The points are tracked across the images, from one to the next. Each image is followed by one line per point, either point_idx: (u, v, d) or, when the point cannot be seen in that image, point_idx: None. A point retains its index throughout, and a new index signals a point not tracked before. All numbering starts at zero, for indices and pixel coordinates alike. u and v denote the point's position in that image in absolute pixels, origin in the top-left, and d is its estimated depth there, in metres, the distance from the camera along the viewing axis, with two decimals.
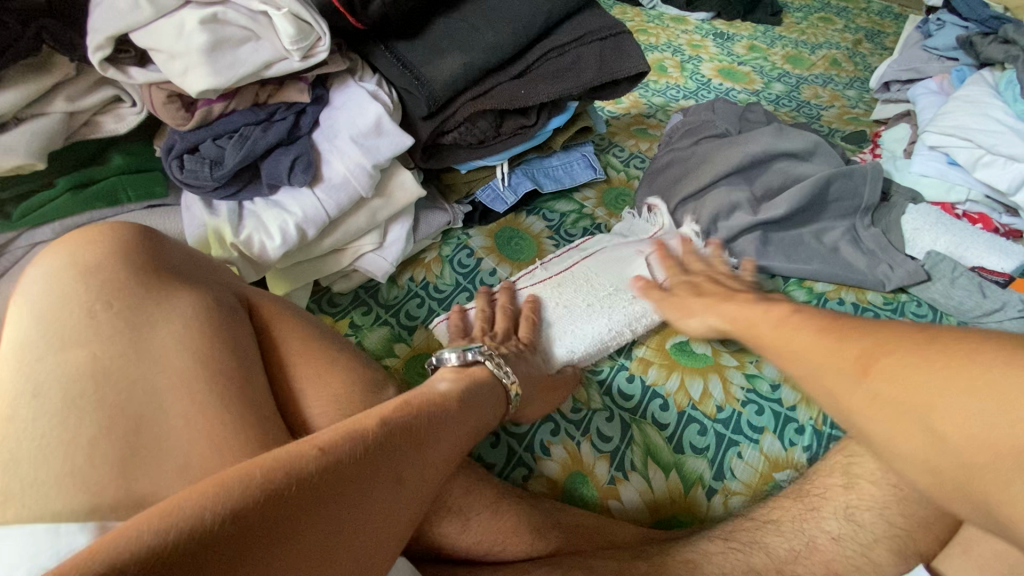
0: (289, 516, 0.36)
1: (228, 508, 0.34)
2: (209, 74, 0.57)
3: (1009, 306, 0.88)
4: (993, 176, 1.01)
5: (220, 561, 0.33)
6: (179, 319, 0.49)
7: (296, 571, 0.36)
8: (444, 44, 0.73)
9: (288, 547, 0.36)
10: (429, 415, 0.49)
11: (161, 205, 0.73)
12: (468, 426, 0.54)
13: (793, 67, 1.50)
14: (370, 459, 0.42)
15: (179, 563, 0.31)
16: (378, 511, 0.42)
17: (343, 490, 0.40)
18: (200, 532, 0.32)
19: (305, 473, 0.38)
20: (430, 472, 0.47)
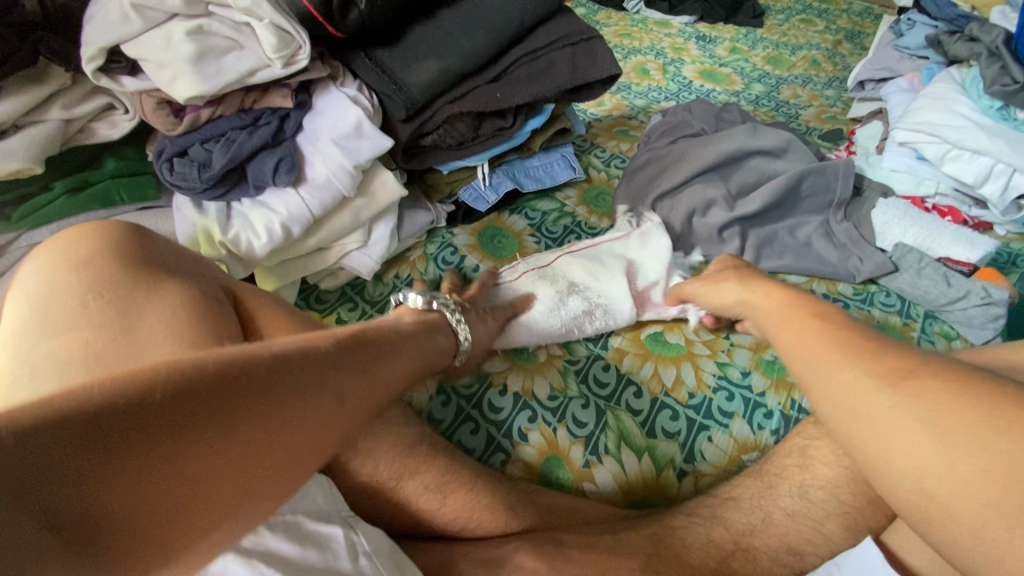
0: (246, 398, 0.40)
1: (193, 378, 0.37)
2: (196, 81, 0.61)
3: (972, 293, 0.91)
4: (960, 169, 1.05)
5: (182, 418, 0.36)
6: (166, 308, 0.52)
7: (248, 443, 0.39)
8: (421, 50, 0.77)
9: (242, 422, 0.39)
10: (369, 346, 0.55)
11: (154, 207, 0.77)
12: (412, 362, 0.61)
13: (773, 68, 1.54)
14: (312, 370, 0.46)
15: (147, 412, 0.34)
16: (329, 408, 0.46)
17: (286, 390, 0.43)
18: (167, 392, 0.36)
19: (258, 366, 0.42)
20: (370, 390, 0.51)
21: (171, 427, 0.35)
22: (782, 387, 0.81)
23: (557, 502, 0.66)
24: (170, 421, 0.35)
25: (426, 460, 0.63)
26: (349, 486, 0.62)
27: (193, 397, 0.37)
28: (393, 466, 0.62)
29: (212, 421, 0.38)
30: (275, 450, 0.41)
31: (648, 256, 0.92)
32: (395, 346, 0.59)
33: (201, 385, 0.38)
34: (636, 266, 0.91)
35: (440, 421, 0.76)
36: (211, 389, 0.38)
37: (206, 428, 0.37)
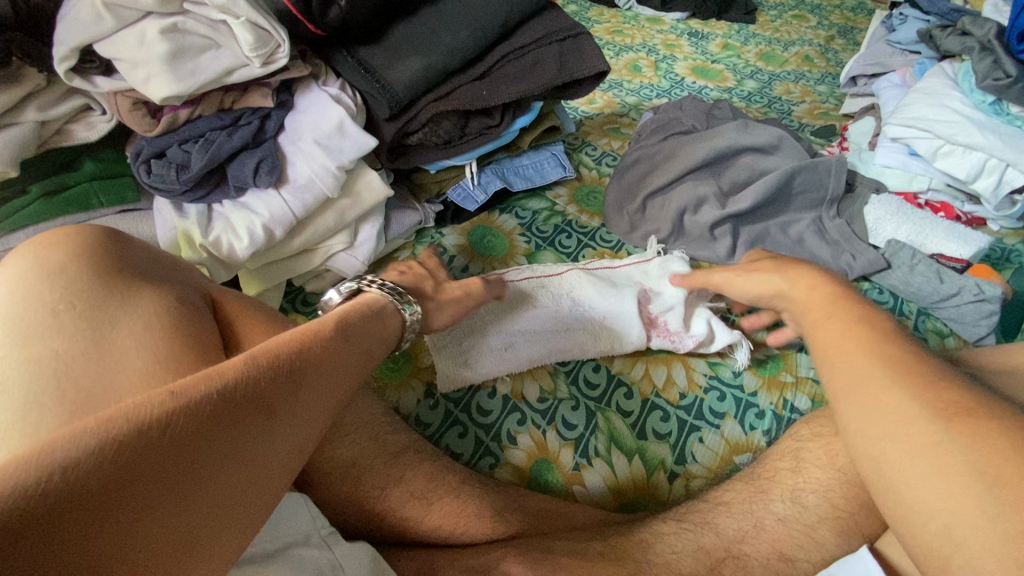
0: (214, 430, 0.38)
1: (148, 425, 0.35)
2: (172, 81, 0.60)
3: (965, 290, 0.90)
4: (953, 165, 1.05)
5: (148, 469, 0.34)
6: (140, 317, 0.51)
7: (226, 476, 0.38)
8: (405, 48, 0.75)
9: (216, 456, 0.38)
10: (309, 348, 0.49)
11: (134, 210, 0.75)
12: (370, 343, 0.58)
13: (765, 64, 1.53)
14: (238, 401, 0.41)
15: (109, 469, 0.32)
16: (300, 416, 0.45)
17: (207, 439, 0.37)
18: (125, 446, 0.33)
19: (220, 390, 0.40)
20: (337, 388, 0.50)
21: (54, 526, 0.29)
22: (774, 387, 0.80)
23: (545, 505, 0.65)
24: (54, 520, 0.30)
25: (412, 467, 0.63)
26: (332, 494, 0.60)
27: (79, 481, 0.31)
28: (378, 472, 0.61)
29: (179, 464, 0.36)
30: (252, 480, 0.40)
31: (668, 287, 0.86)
32: (338, 341, 0.53)
33: (87, 462, 0.32)
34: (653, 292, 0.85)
35: (428, 424, 0.75)
36: (168, 435, 0.36)
37: (172, 476, 0.35)
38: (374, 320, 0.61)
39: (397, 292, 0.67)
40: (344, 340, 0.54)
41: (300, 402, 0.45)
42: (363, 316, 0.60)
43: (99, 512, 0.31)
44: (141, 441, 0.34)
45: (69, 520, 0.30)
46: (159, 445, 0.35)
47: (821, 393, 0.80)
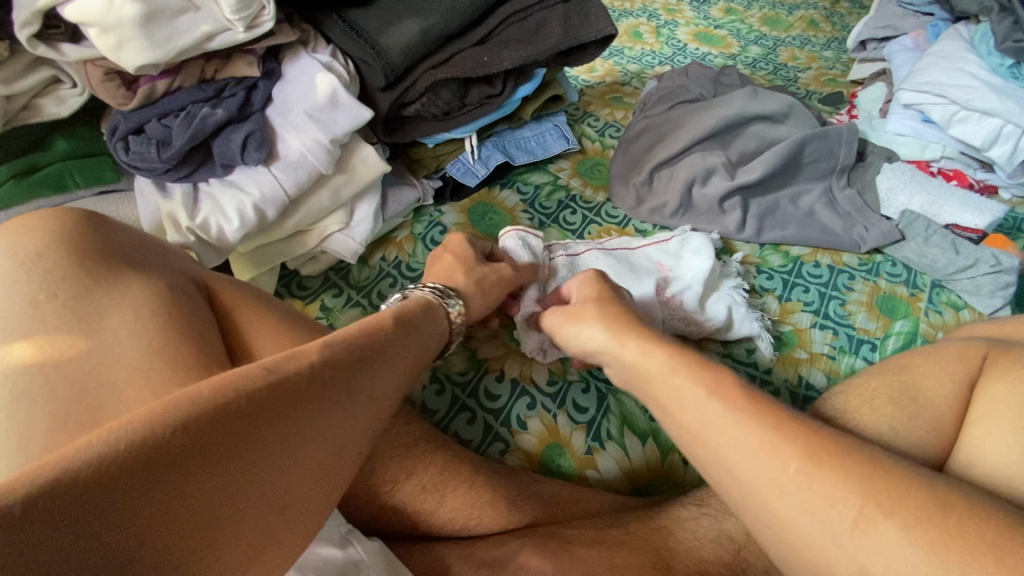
0: (246, 431, 0.36)
1: (180, 421, 0.34)
2: (146, 48, 0.55)
3: (981, 261, 0.88)
4: (968, 132, 1.01)
5: (174, 467, 0.33)
6: (129, 304, 0.47)
7: (251, 478, 0.36)
8: (399, 10, 0.70)
9: (244, 457, 0.36)
10: (385, 337, 0.49)
11: (113, 191, 0.70)
12: (421, 346, 0.54)
13: (770, 29, 1.47)
14: (302, 388, 0.40)
15: (132, 466, 0.31)
16: (339, 424, 0.42)
17: (236, 441, 0.35)
18: (152, 443, 0.32)
19: (256, 390, 0.37)
20: (384, 397, 0.46)
21: (165, 484, 0.32)
22: (788, 364, 0.80)
23: (558, 491, 0.63)
24: (110, 492, 0.30)
25: (425, 458, 0.60)
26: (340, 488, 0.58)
27: (187, 445, 0.33)
28: (390, 466, 0.59)
29: (206, 464, 0.34)
30: (281, 484, 0.38)
31: (685, 268, 0.82)
32: (400, 335, 0.51)
33: (196, 427, 0.34)
34: (671, 276, 0.82)
35: (434, 410, 0.72)
36: (197, 437, 0.34)
37: (197, 475, 0.33)
38: (430, 320, 0.58)
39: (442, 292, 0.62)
40: (413, 332, 0.54)
41: (383, 389, 0.46)
42: (423, 314, 0.57)
43: (204, 476, 0.34)
44: (223, 414, 0.35)
45: (152, 486, 0.32)
46: (256, 418, 0.37)
47: (835, 368, 0.80)
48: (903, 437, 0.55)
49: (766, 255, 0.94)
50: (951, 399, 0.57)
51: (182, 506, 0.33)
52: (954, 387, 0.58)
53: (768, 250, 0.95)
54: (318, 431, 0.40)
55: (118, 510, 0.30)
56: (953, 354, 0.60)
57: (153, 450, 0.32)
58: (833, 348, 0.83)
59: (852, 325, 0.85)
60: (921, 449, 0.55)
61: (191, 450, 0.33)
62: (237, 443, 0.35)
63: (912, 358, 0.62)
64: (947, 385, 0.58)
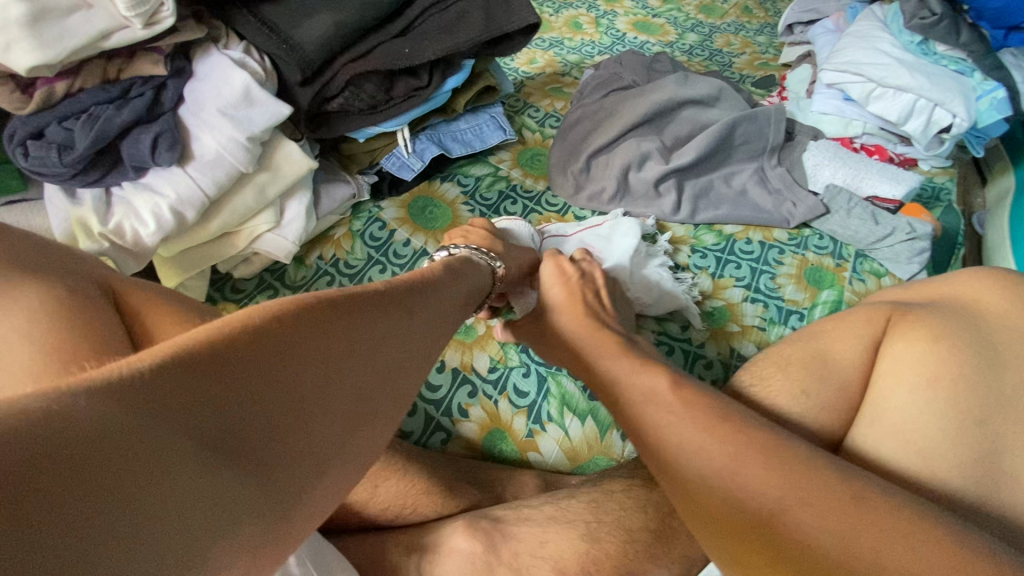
0: (322, 334, 0.42)
1: (271, 319, 0.40)
2: (35, 49, 0.53)
3: (898, 230, 0.93)
4: (885, 108, 1.06)
5: (270, 354, 0.38)
6: (23, 312, 0.46)
7: (328, 374, 0.41)
8: (311, 4, 0.69)
9: (320, 355, 0.41)
10: (414, 285, 0.55)
11: (21, 201, 0.67)
12: (458, 294, 0.60)
13: (706, 16, 1.50)
14: (360, 309, 0.46)
15: (239, 349, 0.37)
16: (390, 342, 0.47)
17: (316, 341, 0.41)
18: (251, 333, 0.38)
19: (327, 303, 0.44)
20: (426, 332, 0.52)
21: (260, 366, 0.37)
22: (721, 337, 0.83)
23: (498, 475, 0.66)
24: (221, 366, 0.35)
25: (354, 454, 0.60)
26: None
27: (278, 337, 0.39)
28: None
29: (291, 355, 0.39)
30: (352, 387, 0.42)
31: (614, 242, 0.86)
32: (436, 284, 0.58)
33: (284, 326, 0.40)
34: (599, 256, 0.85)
35: None
36: (285, 333, 0.40)
37: (285, 364, 0.39)
38: (472, 271, 0.66)
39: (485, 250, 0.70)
40: (449, 282, 0.60)
41: (414, 324, 0.51)
42: (466, 265, 0.66)
43: (264, 380, 0.37)
44: (303, 317, 0.42)
45: (252, 368, 0.37)
46: (330, 326, 0.43)
47: (765, 338, 0.84)
48: (813, 397, 0.59)
49: (701, 234, 0.97)
50: (857, 360, 0.60)
51: (268, 388, 0.37)
52: (860, 348, 0.61)
53: (702, 229, 0.98)
54: (360, 352, 0.44)
55: (194, 399, 0.33)
56: (861, 318, 0.62)
57: (243, 341, 0.37)
58: (763, 320, 0.86)
59: (781, 297, 0.89)
60: (829, 408, 0.58)
61: (267, 344, 0.38)
62: (312, 340, 0.41)
63: (824, 324, 0.64)
64: (855, 347, 0.61)
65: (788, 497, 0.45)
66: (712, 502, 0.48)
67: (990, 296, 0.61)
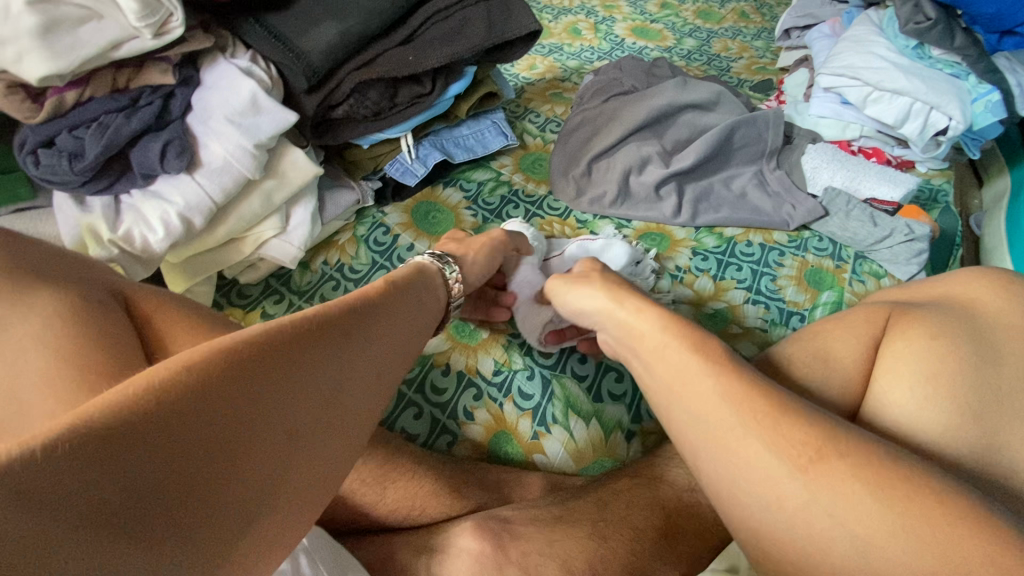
0: (257, 374, 0.39)
1: (198, 369, 0.36)
2: (47, 59, 0.54)
3: (897, 232, 0.94)
4: (882, 111, 1.07)
5: (195, 409, 0.35)
6: (38, 318, 0.47)
7: (264, 419, 0.38)
8: (317, 13, 0.71)
9: (254, 401, 0.38)
10: (364, 301, 0.51)
11: (31, 209, 0.68)
12: (410, 307, 0.57)
13: (704, 21, 1.51)
14: (304, 339, 0.43)
15: (158, 410, 0.33)
16: (340, 371, 0.45)
17: (248, 386, 0.38)
18: (174, 389, 0.35)
19: (263, 340, 0.41)
20: (377, 353, 0.50)
21: (185, 425, 0.34)
22: (724, 339, 0.85)
23: (504, 476, 0.67)
24: (136, 434, 0.32)
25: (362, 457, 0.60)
26: None
27: (206, 389, 0.36)
28: None
29: (219, 406, 0.36)
30: (291, 427, 0.40)
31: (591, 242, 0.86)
32: (392, 298, 0.55)
33: (212, 375, 0.37)
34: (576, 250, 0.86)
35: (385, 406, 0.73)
36: (215, 384, 0.37)
37: (212, 418, 0.36)
38: (421, 279, 0.62)
39: (438, 255, 0.67)
40: (400, 294, 0.57)
41: (365, 348, 0.48)
42: (413, 275, 0.62)
43: (179, 444, 0.34)
44: (235, 361, 0.38)
45: (175, 427, 0.34)
46: (268, 365, 0.40)
47: (767, 339, 0.85)
48: (815, 398, 0.60)
49: (702, 237, 0.97)
50: (859, 360, 0.61)
51: (195, 447, 0.34)
52: (861, 348, 0.61)
53: (703, 232, 0.98)
54: (299, 393, 0.41)
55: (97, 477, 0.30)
56: (861, 318, 0.63)
57: (165, 398, 0.34)
58: (765, 321, 0.87)
59: (782, 299, 0.90)
60: (832, 408, 0.59)
61: (194, 398, 0.35)
62: (245, 387, 0.38)
63: (825, 324, 0.65)
64: (855, 347, 0.61)
65: (812, 465, 0.44)
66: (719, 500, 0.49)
67: (987, 294, 0.62)
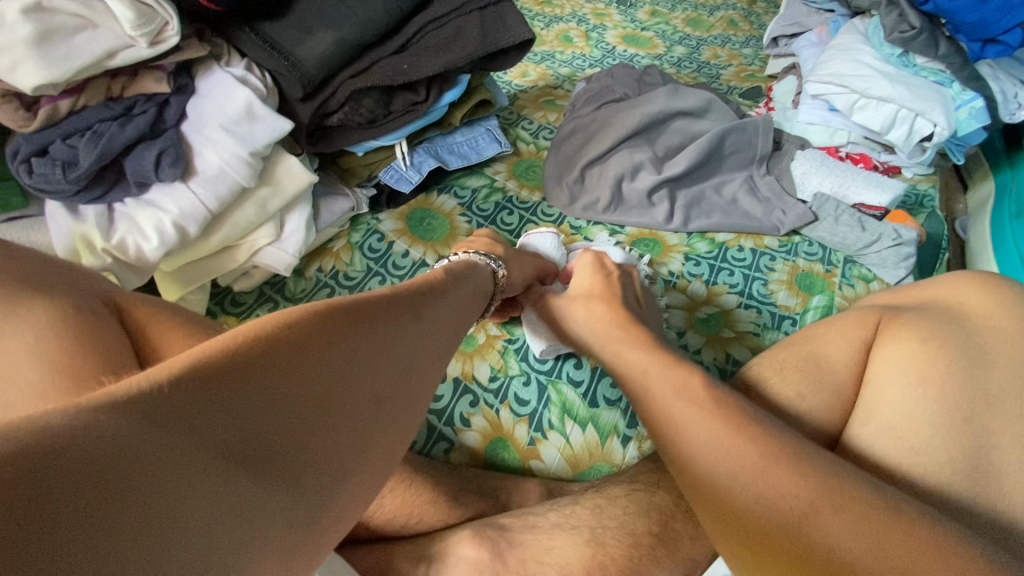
0: (341, 335, 0.43)
1: (289, 326, 0.40)
2: (42, 68, 0.54)
3: (884, 237, 0.95)
4: (868, 118, 1.09)
5: (288, 359, 0.38)
6: (30, 330, 0.47)
7: (350, 375, 0.41)
8: (311, 22, 0.71)
9: (340, 357, 0.41)
10: (423, 288, 0.55)
11: (22, 218, 0.67)
12: (463, 295, 0.60)
13: (693, 29, 1.53)
14: (377, 310, 0.47)
15: (258, 356, 0.37)
16: (408, 343, 0.48)
17: (333, 344, 0.42)
18: (270, 340, 0.38)
19: (344, 306, 0.45)
20: (438, 332, 0.52)
21: (282, 372, 0.37)
22: (717, 343, 0.85)
23: (500, 483, 0.67)
24: (241, 375, 0.35)
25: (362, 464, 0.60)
26: None
27: (297, 342, 0.39)
28: None
29: (311, 357, 0.39)
30: (371, 389, 0.43)
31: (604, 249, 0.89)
32: (447, 286, 0.58)
33: (301, 330, 0.40)
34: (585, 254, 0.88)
35: None
36: (306, 339, 0.40)
37: (305, 369, 0.39)
38: (474, 273, 0.65)
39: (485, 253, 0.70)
40: (456, 283, 0.61)
41: (427, 327, 0.51)
42: (466, 269, 0.65)
43: (279, 387, 0.37)
44: (319, 322, 0.42)
45: (273, 373, 0.37)
46: (348, 327, 0.43)
47: (760, 343, 0.86)
48: (807, 401, 0.60)
49: (694, 243, 0.98)
50: (850, 364, 0.62)
51: (291, 392, 0.37)
52: (852, 351, 0.62)
53: (695, 237, 0.99)
54: (378, 361, 0.44)
55: (213, 414, 0.33)
56: (853, 322, 0.64)
57: (265, 346, 0.38)
58: (758, 325, 0.88)
59: (774, 303, 0.91)
60: (824, 412, 0.60)
61: (288, 349, 0.39)
62: (332, 344, 0.41)
63: (817, 329, 0.66)
64: (847, 350, 0.62)
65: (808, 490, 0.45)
66: (715, 506, 0.49)
67: (973, 297, 0.63)
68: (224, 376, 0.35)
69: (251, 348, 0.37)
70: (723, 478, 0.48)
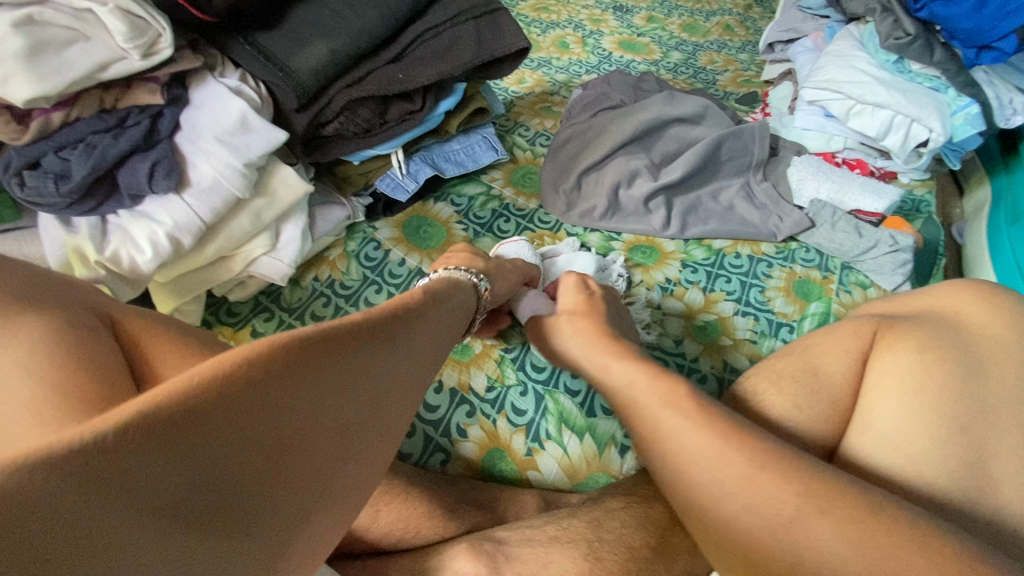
0: (313, 371, 0.40)
1: (261, 364, 0.37)
2: (33, 81, 0.53)
3: (881, 243, 0.95)
4: (864, 124, 1.09)
5: (249, 404, 0.36)
6: (22, 346, 0.46)
7: (312, 416, 0.40)
8: (306, 32, 0.71)
9: (306, 398, 0.40)
10: (409, 307, 0.53)
11: (14, 229, 0.67)
12: (447, 315, 0.59)
13: (689, 35, 1.54)
14: (359, 337, 0.44)
15: (219, 401, 0.34)
16: (382, 376, 0.46)
17: (302, 383, 0.39)
18: (238, 380, 0.35)
19: (325, 336, 0.42)
20: (416, 359, 0.51)
21: (243, 417, 0.36)
22: (714, 351, 0.85)
23: (497, 494, 0.66)
24: (199, 425, 0.33)
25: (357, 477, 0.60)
26: None
27: (265, 382, 0.37)
28: None
29: (274, 401, 0.38)
30: (331, 429, 0.42)
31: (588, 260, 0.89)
32: (435, 307, 0.57)
33: (273, 369, 0.37)
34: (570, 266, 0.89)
35: None
36: (274, 380, 0.37)
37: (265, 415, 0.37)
38: (457, 293, 0.64)
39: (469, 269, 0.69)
40: (438, 303, 0.58)
41: (405, 355, 0.49)
42: (448, 287, 0.63)
43: (236, 437, 0.35)
44: (293, 358, 0.39)
45: (234, 420, 0.35)
46: (322, 364, 0.41)
47: (757, 351, 0.86)
48: (806, 412, 0.60)
49: (691, 250, 0.98)
50: (849, 374, 0.62)
51: (248, 441, 0.36)
52: (850, 361, 0.62)
53: (692, 244, 0.99)
54: (348, 394, 0.43)
55: (167, 468, 0.32)
56: (850, 332, 0.64)
57: (231, 390, 0.35)
58: (755, 333, 0.88)
59: (771, 310, 0.91)
60: (824, 422, 0.60)
61: (253, 392, 0.36)
62: (301, 383, 0.39)
63: (814, 338, 0.66)
64: (844, 360, 0.62)
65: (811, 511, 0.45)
66: (712, 519, 0.49)
67: (970, 306, 0.63)
68: (179, 429, 0.32)
69: (225, 382, 0.35)
70: (720, 491, 0.48)
